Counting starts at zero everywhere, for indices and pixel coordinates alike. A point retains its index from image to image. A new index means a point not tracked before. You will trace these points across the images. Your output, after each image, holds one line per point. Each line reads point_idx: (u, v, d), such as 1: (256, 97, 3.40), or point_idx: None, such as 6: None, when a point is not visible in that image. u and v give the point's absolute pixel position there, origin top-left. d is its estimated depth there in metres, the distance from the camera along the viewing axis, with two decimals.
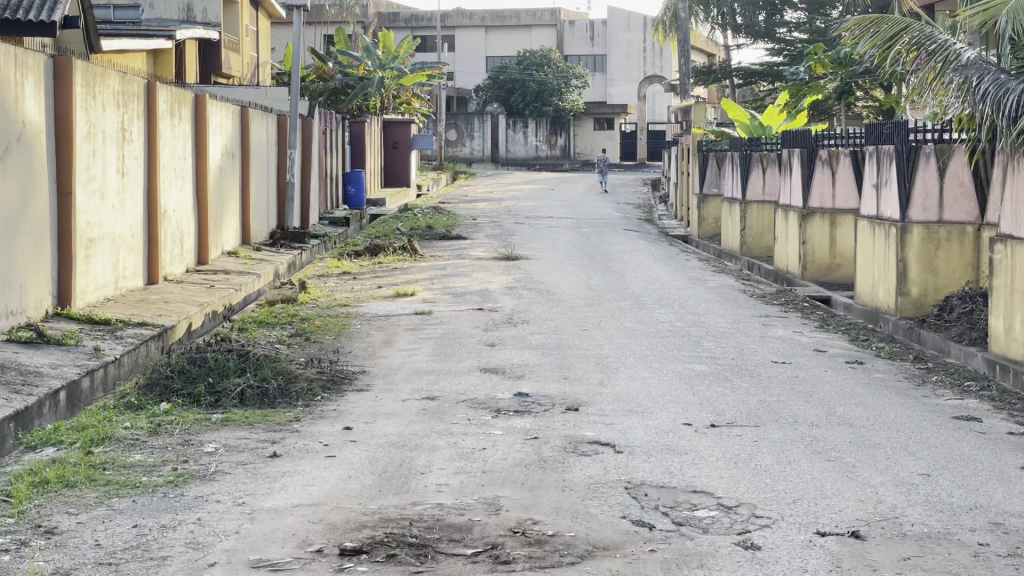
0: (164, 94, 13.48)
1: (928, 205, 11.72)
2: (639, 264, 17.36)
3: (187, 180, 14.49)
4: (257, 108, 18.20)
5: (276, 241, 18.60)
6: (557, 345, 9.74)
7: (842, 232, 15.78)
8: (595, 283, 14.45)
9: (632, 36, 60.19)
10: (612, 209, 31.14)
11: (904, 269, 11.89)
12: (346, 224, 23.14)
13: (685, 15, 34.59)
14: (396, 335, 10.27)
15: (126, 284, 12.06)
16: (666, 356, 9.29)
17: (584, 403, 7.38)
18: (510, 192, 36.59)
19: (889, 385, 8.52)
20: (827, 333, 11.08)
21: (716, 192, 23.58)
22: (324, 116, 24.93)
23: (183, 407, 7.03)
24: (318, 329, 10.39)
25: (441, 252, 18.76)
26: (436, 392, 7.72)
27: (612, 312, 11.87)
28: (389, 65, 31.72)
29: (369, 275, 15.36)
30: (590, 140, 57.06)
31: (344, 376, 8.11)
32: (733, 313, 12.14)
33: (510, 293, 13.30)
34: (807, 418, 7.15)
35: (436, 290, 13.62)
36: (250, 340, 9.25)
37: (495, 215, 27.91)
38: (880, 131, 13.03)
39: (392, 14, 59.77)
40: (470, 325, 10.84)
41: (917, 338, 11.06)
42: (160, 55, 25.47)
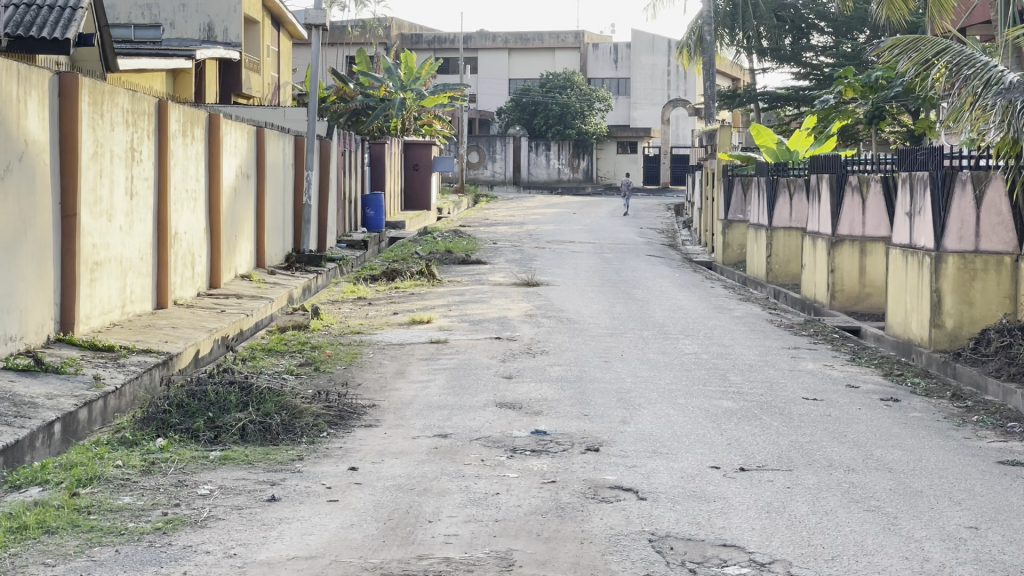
0: (177, 113, 13.16)
1: (964, 233, 11.29)
2: (662, 291, 16.94)
3: (199, 202, 14.15)
4: (273, 129, 17.88)
5: (292, 264, 18.25)
6: (577, 378, 9.32)
7: (872, 261, 15.34)
8: (618, 312, 14.03)
9: (656, 59, 59.76)
10: (634, 234, 30.72)
11: (939, 299, 11.43)
12: (364, 247, 22.82)
13: (709, 39, 34.18)
14: (411, 365, 9.87)
15: (134, 309, 11.72)
16: (692, 392, 8.85)
17: (605, 443, 6.96)
18: (532, 216, 36.27)
19: (928, 425, 8.07)
20: (860, 367, 10.63)
21: (741, 218, 23.16)
22: (343, 137, 24.62)
23: (181, 443, 6.64)
24: (329, 359, 10.00)
25: (460, 277, 18.37)
26: (449, 429, 7.32)
27: (634, 343, 11.44)
28: (411, 86, 31.85)
29: (385, 301, 14.99)
30: (613, 163, 57.13)
31: (352, 411, 7.72)
32: (761, 344, 11.70)
33: (529, 321, 12.89)
34: (843, 462, 6.71)
35: (454, 317, 13.22)
36: (255, 370, 8.87)
37: (516, 239, 27.52)
38: (912, 158, 12.61)
39: (415, 36, 59.70)
40: (487, 355, 10.43)
41: (953, 373, 10.60)
42: (180, 75, 25.21)
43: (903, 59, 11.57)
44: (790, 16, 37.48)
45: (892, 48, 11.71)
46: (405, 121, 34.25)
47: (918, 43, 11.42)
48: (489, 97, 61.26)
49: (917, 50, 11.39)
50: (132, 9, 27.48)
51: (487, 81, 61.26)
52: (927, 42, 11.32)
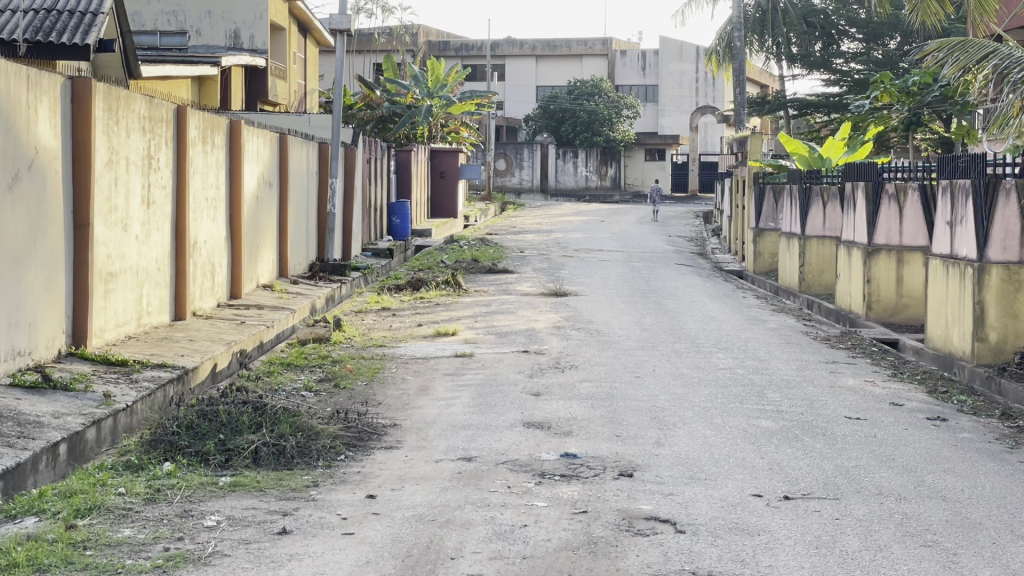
0: (196, 119, 12.82)
1: (1008, 244, 10.86)
2: (694, 302, 16.52)
3: (219, 210, 13.83)
4: (296, 135, 17.55)
5: (315, 273, 17.92)
6: (608, 395, 8.91)
7: (909, 271, 14.87)
8: (649, 323, 13.63)
9: (685, 66, 59.45)
10: (663, 242, 30.26)
11: (982, 311, 11.00)
12: (389, 255, 22.50)
13: (740, 44, 33.72)
14: (435, 381, 9.49)
15: (151, 320, 11.39)
16: (729, 410, 8.42)
17: (640, 467, 6.55)
18: (560, 223, 35.89)
19: (981, 447, 7.60)
20: (903, 383, 10.18)
21: (772, 226, 22.70)
22: (368, 144, 24.27)
23: (189, 468, 6.28)
24: (349, 374, 9.64)
25: (487, 287, 18.01)
26: (474, 451, 6.92)
27: (666, 357, 11.04)
28: (438, 93, 31.42)
29: (410, 311, 14.64)
30: (641, 170, 56.56)
31: (372, 431, 7.34)
32: (798, 358, 11.26)
33: (558, 333, 12.49)
34: (894, 489, 6.26)
35: (480, 329, 12.85)
36: (271, 388, 8.49)
37: (544, 247, 27.14)
38: (951, 165, 12.15)
39: (442, 44, 59.49)
40: (514, 370, 10.04)
41: (998, 389, 10.17)
42: (205, 81, 24.94)
43: (947, 64, 11.32)
44: (821, 22, 36.94)
45: (934, 52, 11.46)
46: (431, 128, 33.96)
47: (964, 47, 11.20)
48: (516, 104, 61.06)
49: (963, 53, 11.15)
50: (157, 15, 27.19)
51: (514, 88, 61.04)
52: (971, 45, 11.10)
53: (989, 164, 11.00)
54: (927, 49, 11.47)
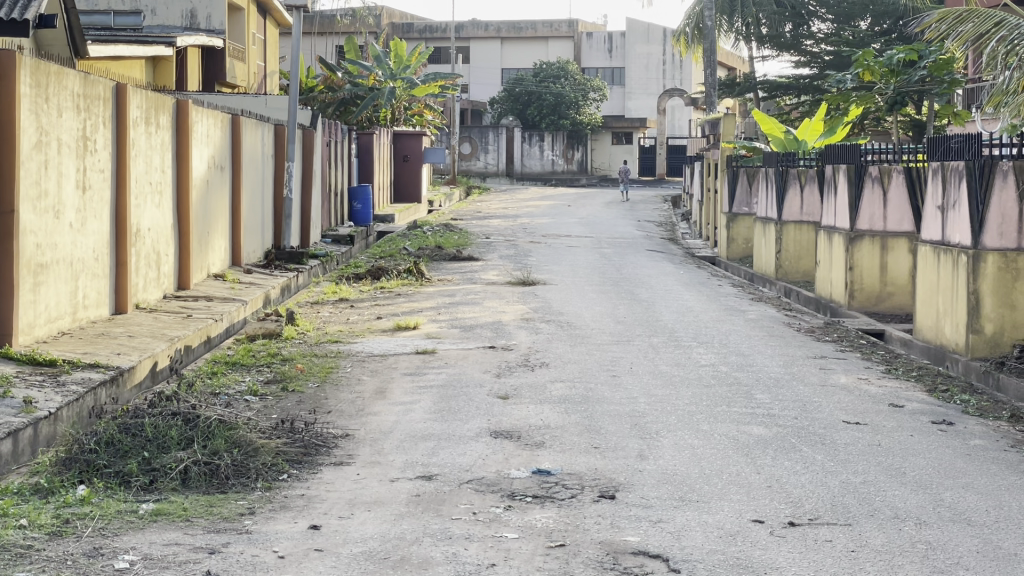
0: (138, 98, 11.95)
1: (1005, 230, 10.18)
2: (667, 291, 15.81)
3: (165, 195, 12.95)
4: (250, 116, 16.66)
5: (271, 261, 17.07)
6: (583, 398, 8.13)
7: (894, 258, 14.14)
8: (623, 314, 12.87)
9: (652, 48, 58.76)
10: (633, 227, 29.56)
11: (977, 302, 10.31)
12: (350, 242, 21.69)
13: (710, 25, 32.97)
14: (394, 382, 8.69)
15: (87, 315, 10.51)
16: (717, 415, 7.67)
17: (622, 487, 5.78)
18: (526, 208, 35.08)
19: (997, 457, 6.85)
20: (899, 381, 9.42)
21: (746, 211, 21.99)
22: (328, 126, 23.38)
23: (107, 492, 5.46)
24: (300, 374, 8.86)
25: (450, 275, 17.21)
26: (435, 468, 6.14)
27: (644, 352, 10.29)
28: (401, 74, 30.64)
29: (369, 303, 13.80)
30: (607, 154, 56.15)
31: (320, 444, 6.55)
32: (785, 353, 10.53)
33: (526, 326, 11.73)
34: (911, 511, 5.52)
35: (443, 322, 12.07)
36: (210, 395, 7.63)
37: (510, 233, 26.33)
38: (941, 144, 11.45)
39: (406, 26, 58.54)
40: (480, 369, 9.26)
41: (996, 386, 9.51)
42: (159, 62, 23.95)
43: (951, 36, 10.84)
44: (790, 3, 36.09)
45: (936, 23, 11.04)
46: (394, 110, 33.10)
47: (969, 16, 10.74)
48: (481, 87, 60.10)
49: (968, 24, 10.70)
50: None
51: (479, 70, 60.10)
52: (976, 15, 10.66)
53: (985, 144, 10.31)
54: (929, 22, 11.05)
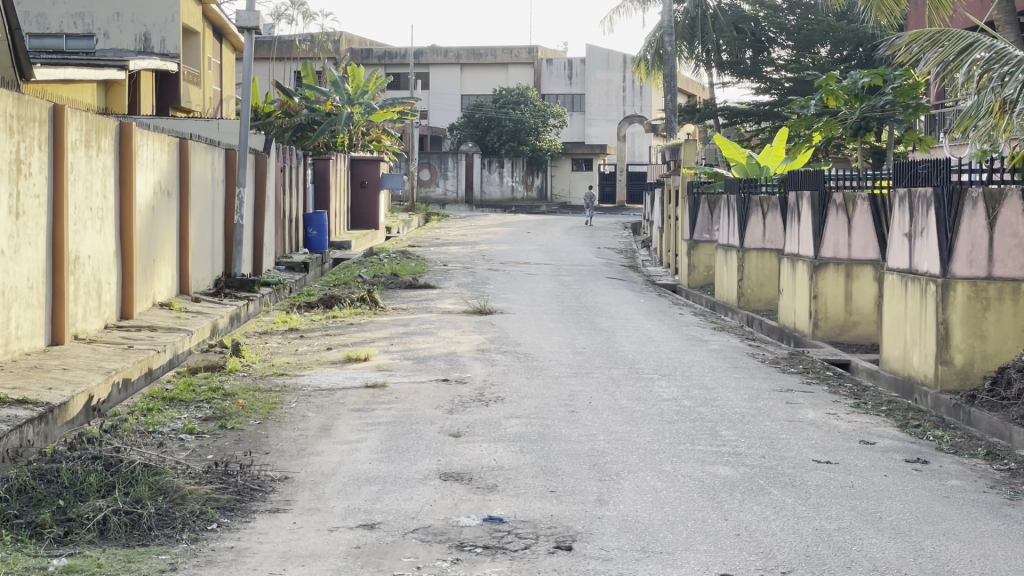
0: (78, 120, 11.45)
1: (974, 257, 9.86)
2: (628, 320, 15.47)
3: (107, 221, 12.45)
4: (199, 139, 16.18)
5: (220, 290, 16.55)
6: (539, 436, 7.69)
7: (859, 287, 13.78)
8: (583, 346, 12.45)
9: (612, 75, 58.63)
10: (593, 254, 29.20)
11: (946, 332, 9.94)
12: (305, 269, 21.24)
13: (670, 50, 32.75)
14: (340, 419, 8.22)
15: (20, 347, 9.96)
16: (681, 455, 7.26)
17: (580, 536, 5.36)
18: (485, 235, 34.69)
19: (977, 499, 6.47)
20: (869, 416, 9.05)
21: (708, 238, 21.68)
22: (283, 152, 22.89)
23: (15, 545, 4.96)
24: (241, 411, 8.37)
25: (405, 304, 16.74)
26: (378, 515, 5.68)
27: (603, 385, 9.87)
28: (359, 99, 30.47)
29: (320, 333, 13.33)
30: (567, 181, 56.41)
31: (255, 488, 6.10)
32: (749, 386, 10.14)
33: (482, 358, 11.30)
34: (892, 563, 5.12)
35: (395, 353, 11.60)
36: (142, 438, 7.11)
37: (468, 260, 25.90)
38: (908, 171, 11.14)
39: (365, 52, 58.20)
40: (431, 404, 8.81)
41: (968, 419, 9.15)
42: (111, 86, 23.42)
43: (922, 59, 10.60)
44: (750, 28, 36.22)
45: (909, 44, 10.79)
46: (351, 136, 32.67)
47: (940, 38, 10.50)
48: (441, 113, 59.78)
49: (939, 46, 10.45)
50: (62, 18, 24.91)
51: (438, 96, 59.79)
52: (948, 35, 10.39)
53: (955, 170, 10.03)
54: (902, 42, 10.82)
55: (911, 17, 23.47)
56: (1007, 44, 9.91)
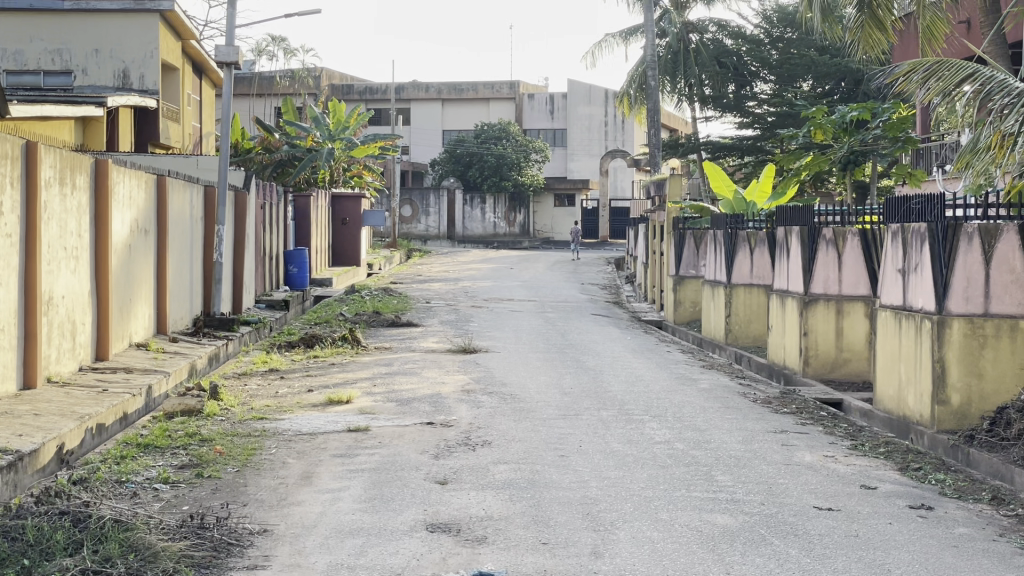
0: (51, 157, 11.15)
1: (970, 294, 9.61)
2: (615, 358, 15.21)
3: (82, 261, 12.14)
4: (177, 176, 15.90)
5: (198, 329, 16.24)
6: (528, 483, 7.41)
7: (849, 323, 13.50)
8: (570, 386, 12.17)
9: (594, 109, 58.54)
10: (577, 290, 28.98)
11: (942, 371, 9.66)
12: (286, 307, 20.94)
13: (653, 84, 32.64)
14: (322, 465, 7.91)
15: None
16: (678, 502, 6.98)
17: None
18: (466, 271, 34.41)
19: (987, 548, 6.20)
20: (867, 458, 8.80)
21: (694, 274, 21.44)
22: (264, 189, 22.62)
23: None
24: (219, 458, 8.05)
25: (388, 343, 16.46)
26: (363, 572, 5.38)
27: (593, 428, 9.59)
28: (339, 135, 30.37)
29: (300, 374, 13.02)
30: (550, 216, 56.11)
31: (232, 543, 5.79)
32: (742, 427, 9.87)
33: (467, 399, 11.01)
34: None
35: (378, 395, 11.28)
36: (114, 491, 6.79)
37: (450, 297, 25.62)
38: (902, 205, 10.91)
39: (346, 87, 58.05)
40: (416, 449, 8.51)
41: (966, 461, 8.91)
42: (90, 123, 23.12)
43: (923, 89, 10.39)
44: (733, 63, 36.34)
45: (911, 73, 10.60)
46: (333, 172, 32.47)
47: (940, 69, 10.30)
48: (422, 149, 59.62)
49: (939, 77, 10.25)
50: (40, 53, 24.72)
51: (419, 132, 59.68)
52: (948, 66, 10.20)
53: (950, 204, 9.80)
54: (901, 72, 10.64)
55: (897, 50, 23.42)
56: (1009, 75, 9.74)
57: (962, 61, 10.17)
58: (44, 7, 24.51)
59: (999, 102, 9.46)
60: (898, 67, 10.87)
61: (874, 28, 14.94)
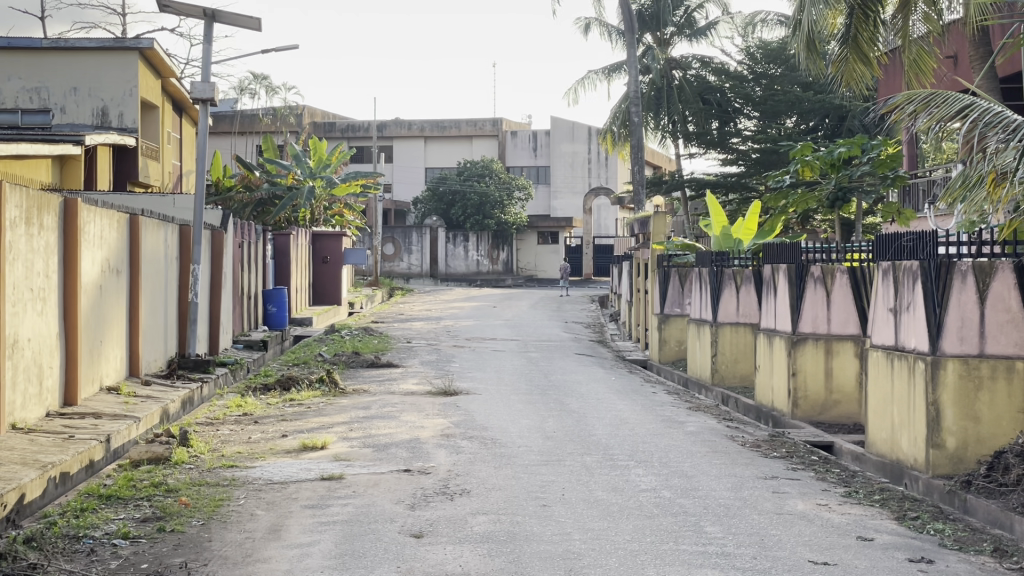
0: (18, 196, 10.77)
1: (965, 334, 9.26)
2: (599, 399, 14.87)
3: (49, 303, 11.75)
4: (151, 215, 15.53)
5: (173, 372, 15.85)
6: (508, 536, 7.05)
7: (839, 363, 13.16)
8: (552, 429, 11.80)
9: (577, 147, 58.26)
10: (561, 329, 28.66)
11: (937, 414, 9.30)
12: (263, 348, 20.56)
13: (637, 120, 32.45)
14: (292, 518, 7.53)
15: None
16: (666, 556, 6.63)
17: None
18: (449, 310, 34.06)
19: None
20: (862, 507, 8.46)
21: (678, 312, 21.15)
22: (242, 228, 22.25)
23: None
24: (184, 510, 7.68)
25: (367, 385, 16.09)
26: None
27: (577, 475, 9.24)
28: (320, 173, 30.19)
29: (275, 419, 12.63)
30: (533, 254, 56.05)
31: None
32: (731, 473, 9.52)
33: (446, 444, 10.64)
34: None
35: (354, 440, 10.91)
36: (68, 552, 6.42)
37: (432, 337, 25.25)
38: (895, 244, 10.59)
39: (328, 125, 57.87)
40: (393, 499, 8.13)
41: (964, 508, 8.56)
42: (66, 161, 22.75)
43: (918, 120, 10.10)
44: (716, 100, 36.26)
45: (905, 104, 10.30)
46: (313, 211, 32.15)
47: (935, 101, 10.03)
48: (405, 186, 59.39)
49: (934, 108, 9.98)
50: (17, 91, 24.42)
51: (402, 170, 59.51)
52: (941, 99, 9.90)
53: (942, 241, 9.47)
54: (896, 103, 10.34)
55: (881, 84, 23.25)
56: (1005, 108, 9.47)
57: (958, 93, 9.87)
58: (21, 45, 24.21)
59: (996, 136, 9.18)
60: (892, 98, 10.59)
61: (859, 63, 14.64)
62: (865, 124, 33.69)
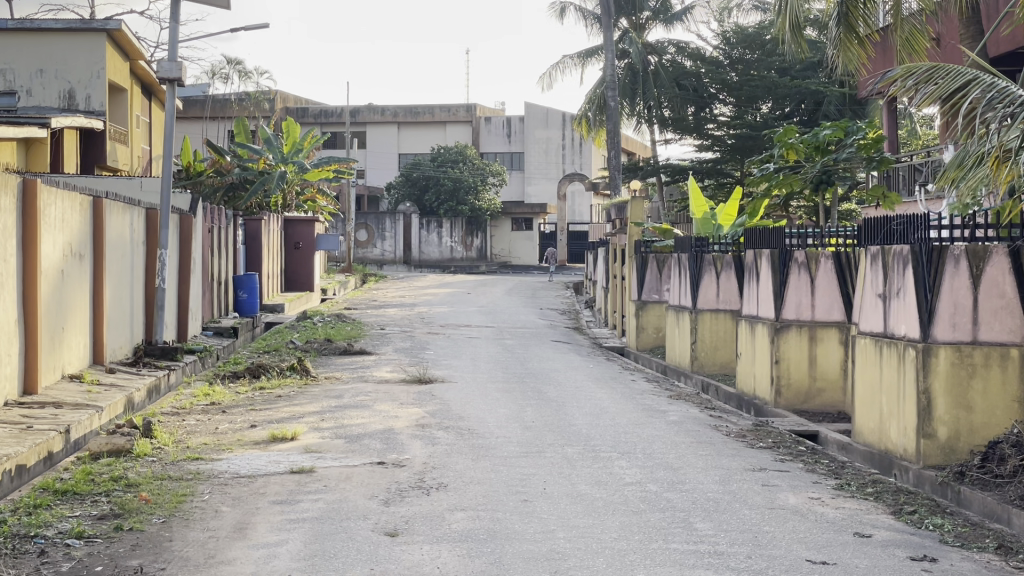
0: None
1: (957, 320, 8.90)
2: (577, 387, 14.48)
3: (8, 288, 11.27)
4: (115, 197, 15.04)
5: (139, 360, 15.41)
6: (488, 534, 6.66)
7: (823, 350, 12.80)
8: (530, 419, 11.40)
9: (551, 133, 57.93)
10: (536, 316, 28.28)
11: (929, 402, 8.94)
12: (234, 334, 20.11)
13: (614, 106, 32.09)
14: (259, 514, 7.12)
15: None
16: (654, 556, 6.25)
17: None
18: (423, 296, 33.69)
19: None
20: (855, 500, 8.11)
21: (656, 299, 20.82)
22: (211, 212, 21.75)
23: None
24: (144, 506, 7.26)
25: (339, 373, 15.67)
26: None
27: (558, 467, 8.85)
28: (292, 158, 29.61)
29: (244, 408, 12.21)
30: (507, 240, 55.64)
31: None
32: (717, 465, 9.16)
33: (421, 435, 10.23)
34: None
35: (326, 430, 10.51)
36: (14, 556, 5.98)
37: (406, 324, 24.83)
38: (884, 228, 10.21)
39: (301, 111, 57.26)
40: (366, 494, 7.73)
41: (959, 500, 8.22)
42: (32, 144, 22.18)
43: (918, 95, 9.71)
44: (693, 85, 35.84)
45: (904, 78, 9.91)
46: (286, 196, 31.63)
47: (936, 75, 9.64)
48: (376, 173, 59.07)
49: (934, 85, 9.61)
50: None
51: (375, 156, 59.10)
52: (944, 71, 9.55)
53: (934, 224, 9.10)
54: (894, 77, 9.95)
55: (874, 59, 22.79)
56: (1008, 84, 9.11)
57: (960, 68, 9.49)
58: None
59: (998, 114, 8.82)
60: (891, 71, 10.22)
61: (850, 42, 14.13)
62: (841, 110, 33.47)
